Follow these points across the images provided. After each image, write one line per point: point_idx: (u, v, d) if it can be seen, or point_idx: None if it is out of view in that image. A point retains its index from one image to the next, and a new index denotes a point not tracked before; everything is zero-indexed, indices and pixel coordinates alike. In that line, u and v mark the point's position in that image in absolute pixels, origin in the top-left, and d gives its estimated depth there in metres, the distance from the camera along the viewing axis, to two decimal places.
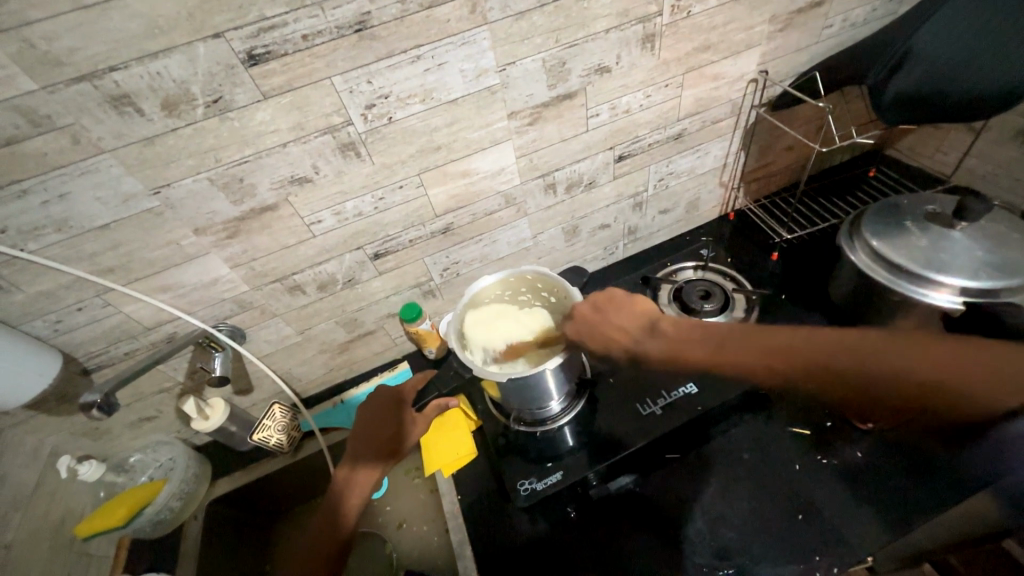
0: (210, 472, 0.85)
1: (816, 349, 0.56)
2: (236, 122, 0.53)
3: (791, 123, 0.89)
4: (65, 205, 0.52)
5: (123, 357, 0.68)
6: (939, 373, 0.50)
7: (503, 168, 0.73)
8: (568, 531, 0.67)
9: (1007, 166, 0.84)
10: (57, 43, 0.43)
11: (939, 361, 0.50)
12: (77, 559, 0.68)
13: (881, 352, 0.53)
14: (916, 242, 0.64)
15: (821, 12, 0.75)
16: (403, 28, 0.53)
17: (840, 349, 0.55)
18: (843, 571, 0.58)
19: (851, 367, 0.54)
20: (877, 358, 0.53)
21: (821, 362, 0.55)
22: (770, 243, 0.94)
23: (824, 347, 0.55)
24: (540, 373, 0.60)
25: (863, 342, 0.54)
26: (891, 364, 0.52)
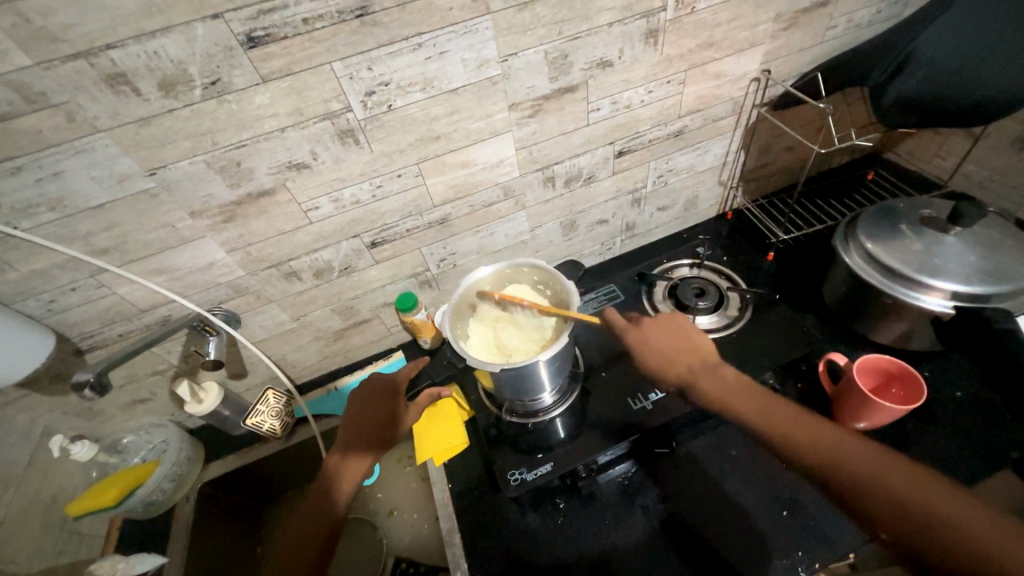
0: (203, 454, 0.85)
1: (823, 441, 0.53)
2: (234, 105, 0.53)
3: (792, 124, 0.89)
4: (60, 184, 0.52)
5: (116, 338, 0.68)
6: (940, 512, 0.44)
7: (503, 159, 0.73)
8: (556, 522, 0.68)
9: (1004, 172, 0.84)
10: (52, 19, 0.43)
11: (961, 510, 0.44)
12: (69, 537, 0.68)
13: (894, 471, 0.48)
14: (910, 247, 0.64)
15: (826, 13, 0.74)
16: (406, 15, 0.53)
17: (852, 447, 0.51)
18: (824, 566, 0.59)
19: (857, 471, 0.49)
20: (904, 480, 0.47)
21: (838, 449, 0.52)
22: (766, 242, 0.95)
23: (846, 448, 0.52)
24: (533, 365, 0.60)
25: (860, 443, 0.51)
26: (904, 493, 0.47)
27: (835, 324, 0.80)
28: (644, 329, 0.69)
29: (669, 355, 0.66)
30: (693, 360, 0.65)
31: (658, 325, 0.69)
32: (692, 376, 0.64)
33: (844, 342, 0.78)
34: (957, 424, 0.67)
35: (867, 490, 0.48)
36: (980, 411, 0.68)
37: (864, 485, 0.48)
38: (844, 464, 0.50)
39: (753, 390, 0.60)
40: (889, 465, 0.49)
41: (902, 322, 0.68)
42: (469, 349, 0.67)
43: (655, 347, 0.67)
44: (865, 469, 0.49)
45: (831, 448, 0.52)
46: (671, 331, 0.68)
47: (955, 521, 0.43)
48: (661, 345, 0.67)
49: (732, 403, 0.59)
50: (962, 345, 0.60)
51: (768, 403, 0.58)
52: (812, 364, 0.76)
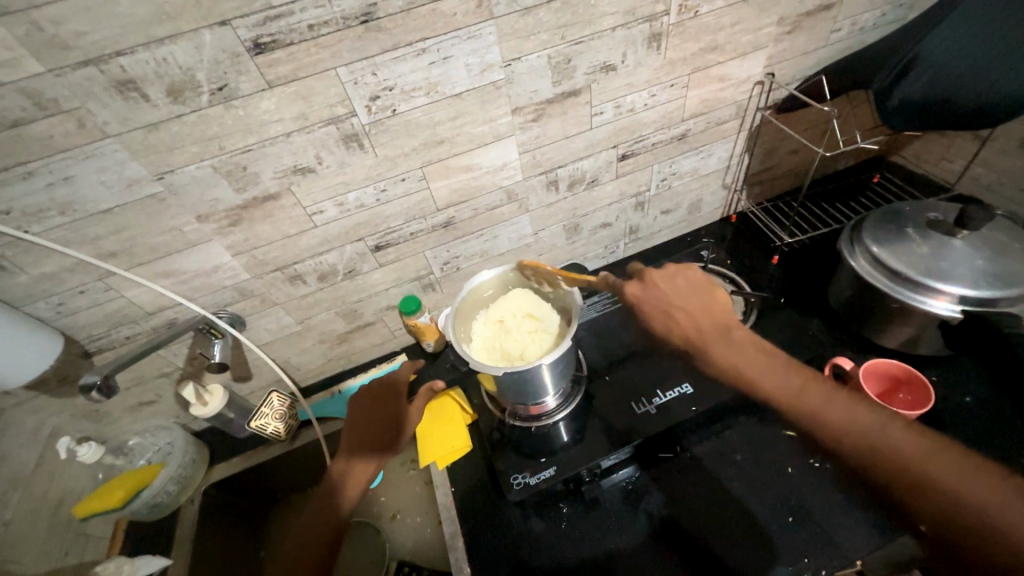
0: (208, 456, 0.85)
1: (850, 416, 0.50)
2: (240, 110, 0.53)
3: (797, 127, 0.89)
4: (70, 188, 0.53)
5: (123, 341, 0.69)
6: (985, 502, 0.41)
7: (506, 163, 0.73)
8: (559, 527, 0.67)
9: (1013, 176, 0.83)
10: (64, 27, 0.43)
11: (1017, 501, 0.40)
12: (75, 538, 0.69)
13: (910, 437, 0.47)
14: (917, 250, 0.64)
15: (830, 16, 0.74)
16: (410, 21, 0.53)
17: (891, 427, 0.48)
18: (831, 573, 0.59)
19: (859, 432, 0.49)
20: (950, 468, 0.44)
21: (873, 431, 0.48)
22: (771, 246, 0.94)
23: (875, 424, 0.49)
24: (537, 369, 0.60)
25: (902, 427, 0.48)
26: (952, 484, 0.43)
27: (841, 328, 0.80)
28: (656, 292, 0.65)
29: (676, 320, 0.64)
30: (704, 324, 0.62)
31: (671, 287, 0.65)
32: (700, 338, 0.62)
33: (851, 346, 0.77)
34: (966, 430, 0.67)
35: (911, 480, 0.45)
36: (990, 417, 0.67)
37: (873, 452, 0.47)
38: (876, 440, 0.48)
39: (773, 358, 0.58)
40: (926, 443, 0.46)
41: (909, 327, 0.67)
42: (475, 353, 0.67)
43: (659, 309, 0.65)
44: (902, 450, 0.46)
45: (864, 426, 0.49)
46: (681, 292, 0.65)
47: (1011, 519, 0.39)
48: (671, 310, 0.64)
49: (750, 372, 0.57)
50: (970, 350, 0.60)
51: (792, 373, 0.56)
52: (818, 368, 0.75)
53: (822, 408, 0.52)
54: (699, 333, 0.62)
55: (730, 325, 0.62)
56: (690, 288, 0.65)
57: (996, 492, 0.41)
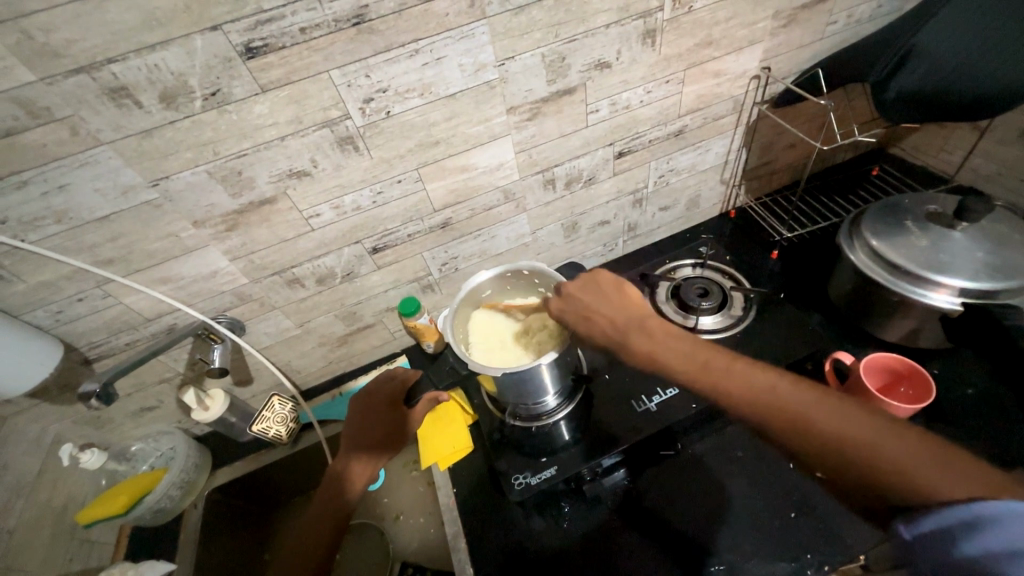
0: (212, 461, 0.85)
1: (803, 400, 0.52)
2: (234, 115, 0.53)
3: (794, 121, 0.89)
4: (65, 196, 0.53)
5: (123, 347, 0.69)
6: (882, 447, 0.42)
7: (502, 163, 0.73)
8: (561, 526, 0.67)
9: (1012, 166, 0.83)
10: (55, 35, 0.43)
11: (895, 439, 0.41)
12: (80, 544, 0.70)
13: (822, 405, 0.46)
14: (916, 244, 0.63)
15: (825, 9, 0.74)
16: (402, 22, 0.53)
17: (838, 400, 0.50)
18: (834, 568, 0.59)
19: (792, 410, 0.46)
20: (856, 423, 0.44)
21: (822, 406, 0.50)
22: (771, 241, 0.94)
23: (804, 394, 0.47)
24: (535, 369, 0.60)
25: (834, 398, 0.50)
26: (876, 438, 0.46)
27: (842, 323, 0.80)
28: (573, 293, 0.64)
29: (592, 317, 0.62)
30: (624, 322, 0.62)
31: (582, 291, 0.65)
32: (622, 336, 0.61)
33: (851, 340, 0.77)
34: (968, 422, 0.66)
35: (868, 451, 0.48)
36: (991, 409, 0.67)
37: (799, 423, 0.46)
38: (816, 424, 0.45)
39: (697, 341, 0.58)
40: (858, 414, 0.44)
41: (909, 320, 0.67)
42: (473, 356, 0.66)
43: (581, 314, 0.62)
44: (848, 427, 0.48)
45: (790, 399, 0.47)
46: (603, 295, 0.65)
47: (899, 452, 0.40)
48: (591, 312, 0.63)
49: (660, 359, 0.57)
50: (971, 343, 0.59)
51: (716, 356, 0.54)
52: (818, 363, 0.75)
53: (773, 391, 0.48)
54: (620, 330, 0.61)
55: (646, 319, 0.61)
56: (602, 286, 0.66)
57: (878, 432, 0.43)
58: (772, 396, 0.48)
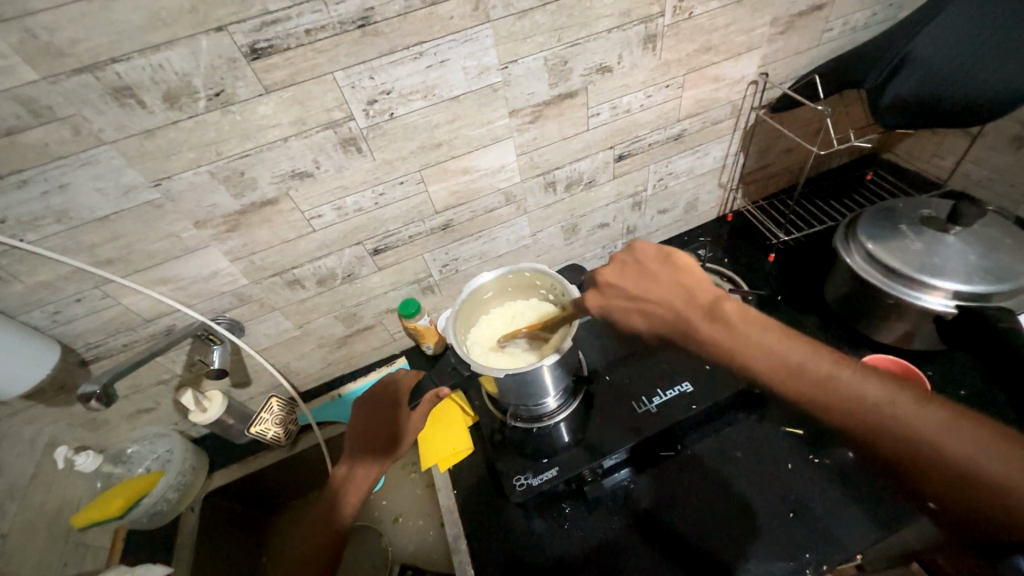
0: (209, 463, 0.85)
1: (861, 399, 0.49)
2: (238, 116, 0.53)
3: (791, 126, 0.90)
4: (66, 196, 0.52)
5: (121, 349, 0.68)
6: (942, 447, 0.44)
7: (504, 165, 0.73)
8: (561, 528, 0.68)
9: (1003, 172, 0.85)
10: (59, 34, 0.43)
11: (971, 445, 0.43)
12: (74, 548, 0.68)
13: (906, 409, 0.47)
14: (911, 246, 0.64)
15: (822, 16, 0.75)
16: (407, 25, 0.53)
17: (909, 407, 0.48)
18: (832, 567, 0.59)
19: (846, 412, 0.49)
20: (944, 434, 0.45)
21: (834, 379, 0.51)
22: (767, 244, 0.95)
23: (891, 400, 0.48)
24: (537, 370, 0.60)
25: (936, 411, 0.46)
26: (941, 445, 0.44)
27: (839, 325, 0.80)
28: (613, 284, 0.65)
29: (647, 304, 0.64)
30: (683, 310, 0.63)
31: (633, 279, 0.65)
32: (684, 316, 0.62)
33: (847, 342, 0.78)
34: None
35: (917, 457, 0.45)
36: (983, 410, 0.69)
37: (876, 428, 0.47)
38: (887, 423, 0.47)
39: (783, 339, 0.56)
40: (943, 422, 0.46)
41: (905, 322, 0.68)
42: (494, 366, 0.66)
43: (631, 305, 0.64)
44: (879, 416, 0.48)
45: (858, 399, 0.49)
46: (663, 276, 0.64)
47: (975, 463, 0.42)
48: (641, 297, 0.64)
49: (738, 348, 0.58)
50: (965, 344, 0.61)
51: (812, 355, 0.54)
52: None
53: (860, 394, 0.49)
54: (686, 319, 0.62)
55: (717, 300, 0.62)
56: (649, 262, 0.66)
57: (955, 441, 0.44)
58: (849, 397, 0.50)
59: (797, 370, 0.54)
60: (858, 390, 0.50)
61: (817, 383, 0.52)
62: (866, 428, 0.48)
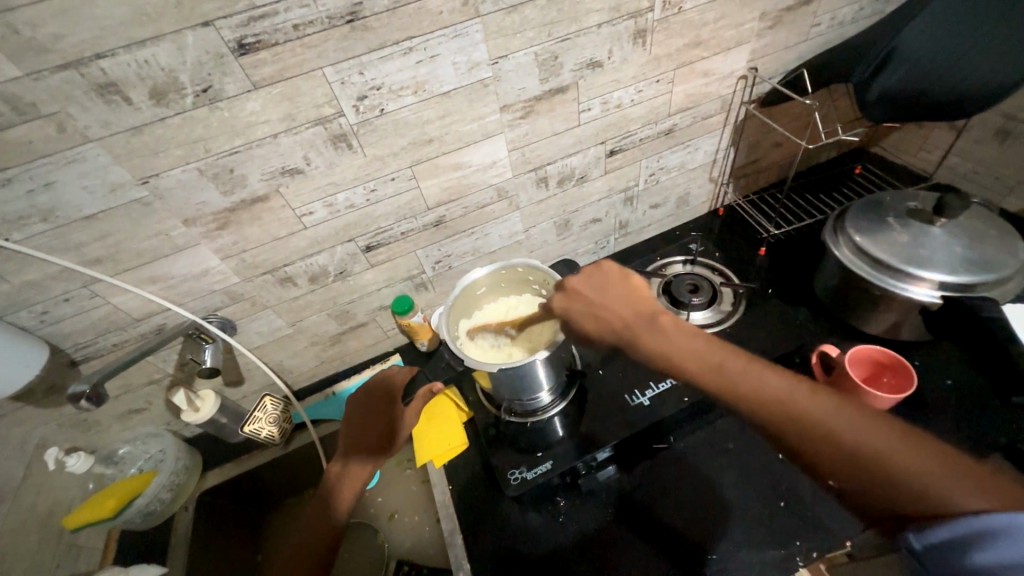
0: (201, 463, 0.85)
1: (762, 388, 0.47)
2: (226, 112, 0.53)
3: (780, 121, 0.91)
4: (52, 195, 0.52)
5: (111, 349, 0.68)
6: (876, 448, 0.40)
7: (496, 161, 0.73)
8: (555, 521, 0.68)
9: (988, 165, 0.86)
10: (42, 30, 0.43)
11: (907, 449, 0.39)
12: (66, 550, 0.68)
13: (828, 407, 0.44)
14: (898, 239, 0.65)
15: (809, 10, 0.76)
16: (396, 20, 0.53)
17: (807, 392, 0.46)
18: (822, 555, 0.60)
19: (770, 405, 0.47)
20: (873, 435, 0.41)
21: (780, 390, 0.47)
22: (758, 238, 0.96)
23: (816, 401, 0.45)
24: (531, 364, 0.60)
25: (830, 395, 0.45)
26: (834, 426, 0.43)
27: (829, 317, 0.81)
28: (580, 293, 0.62)
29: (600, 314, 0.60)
30: (630, 318, 0.59)
31: (592, 287, 0.63)
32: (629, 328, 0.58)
33: (836, 334, 0.79)
34: (946, 411, 0.69)
35: (811, 437, 0.43)
36: (969, 399, 0.70)
37: (806, 430, 0.43)
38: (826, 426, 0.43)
39: (688, 335, 0.55)
40: (862, 417, 0.42)
41: (892, 313, 0.69)
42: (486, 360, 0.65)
43: (588, 313, 0.60)
44: (814, 417, 0.44)
45: (791, 400, 0.45)
46: (604, 286, 0.62)
47: (906, 464, 0.38)
48: (597, 309, 0.60)
49: (671, 355, 0.54)
50: (953, 335, 0.62)
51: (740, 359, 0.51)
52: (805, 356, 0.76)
53: (786, 396, 0.46)
54: (630, 327, 0.58)
55: (655, 312, 0.58)
56: (606, 279, 0.63)
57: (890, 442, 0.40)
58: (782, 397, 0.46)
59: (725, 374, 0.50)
60: (777, 389, 0.47)
61: (747, 383, 0.48)
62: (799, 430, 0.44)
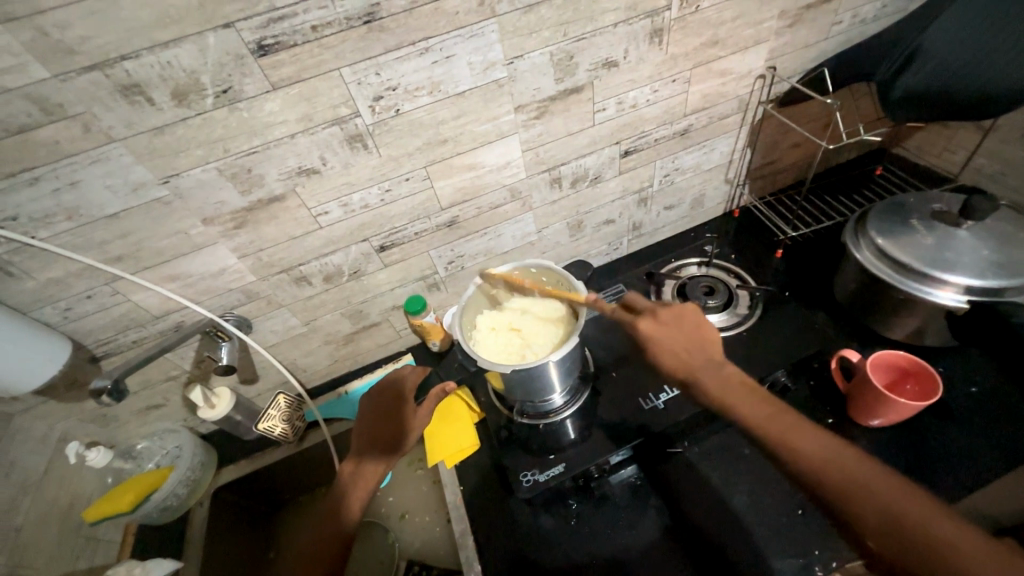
0: (217, 459, 0.86)
1: (817, 449, 0.49)
2: (245, 112, 0.53)
3: (799, 121, 0.89)
4: (76, 193, 0.53)
5: (131, 345, 0.69)
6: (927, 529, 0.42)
7: (510, 161, 0.73)
8: (568, 525, 0.68)
9: (1016, 165, 0.83)
10: (69, 32, 0.44)
11: (962, 540, 0.40)
12: (86, 542, 0.69)
13: (883, 483, 0.45)
14: (922, 241, 0.64)
15: (830, 9, 0.74)
16: (412, 20, 0.53)
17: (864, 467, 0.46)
18: (841, 565, 0.59)
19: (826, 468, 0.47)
20: (924, 518, 0.42)
21: (841, 459, 0.47)
22: (775, 240, 0.94)
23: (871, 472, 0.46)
24: (544, 366, 0.60)
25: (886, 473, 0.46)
26: (893, 506, 0.44)
27: (848, 322, 0.80)
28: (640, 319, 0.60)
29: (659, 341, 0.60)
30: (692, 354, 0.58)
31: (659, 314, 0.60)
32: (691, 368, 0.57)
33: (857, 339, 0.77)
34: (972, 419, 0.67)
35: (863, 512, 0.44)
36: (995, 407, 0.68)
37: (855, 498, 0.45)
38: (875, 500, 0.44)
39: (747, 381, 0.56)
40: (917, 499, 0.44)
41: (915, 318, 0.67)
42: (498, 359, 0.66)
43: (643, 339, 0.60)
44: (868, 489, 0.45)
45: (850, 469, 0.46)
46: (675, 323, 0.60)
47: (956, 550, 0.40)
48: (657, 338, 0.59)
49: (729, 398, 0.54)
50: (978, 340, 0.61)
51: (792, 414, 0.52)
52: (824, 361, 0.74)
53: (843, 464, 0.47)
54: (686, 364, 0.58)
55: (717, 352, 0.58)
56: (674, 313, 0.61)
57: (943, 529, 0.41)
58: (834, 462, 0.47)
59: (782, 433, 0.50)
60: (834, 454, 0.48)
61: (805, 445, 0.49)
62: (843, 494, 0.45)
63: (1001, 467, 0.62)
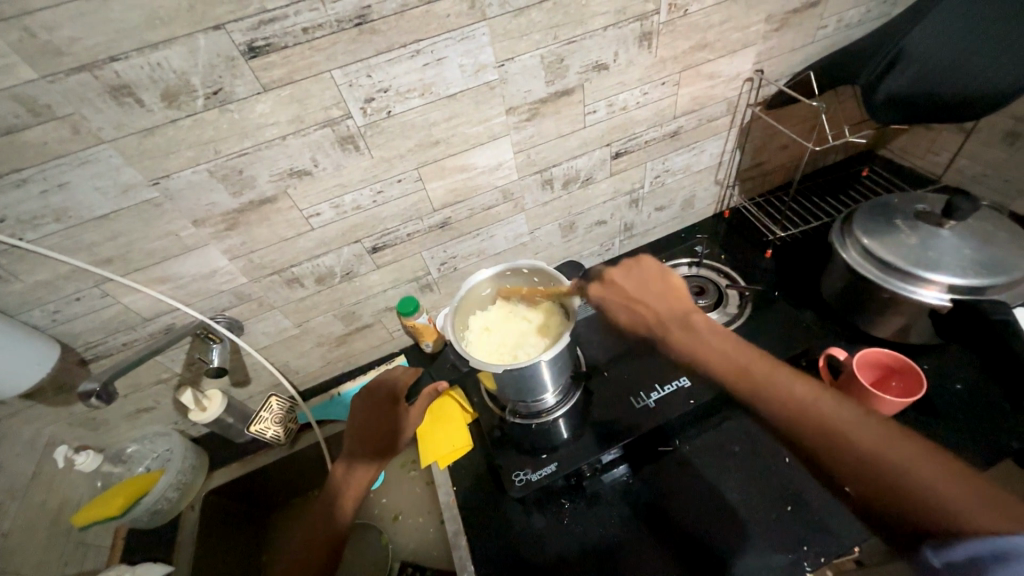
0: (208, 462, 0.85)
1: (789, 390, 0.51)
2: (236, 114, 0.53)
3: (786, 123, 0.90)
4: (64, 195, 0.52)
5: (120, 348, 0.69)
6: (884, 454, 0.44)
7: (501, 163, 0.73)
8: (560, 524, 0.68)
9: (998, 166, 0.85)
10: (58, 33, 0.43)
11: (922, 461, 0.42)
12: (75, 548, 0.68)
13: (848, 416, 0.48)
14: (906, 241, 0.65)
15: (815, 13, 0.76)
16: (403, 23, 0.54)
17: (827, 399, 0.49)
18: (829, 560, 0.59)
19: (789, 405, 0.50)
20: (886, 444, 0.44)
21: (807, 397, 0.50)
22: (763, 241, 0.96)
23: (834, 404, 0.49)
24: (535, 366, 0.60)
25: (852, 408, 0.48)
26: (855, 435, 0.46)
27: (835, 322, 0.81)
28: (617, 283, 0.68)
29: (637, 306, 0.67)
30: (666, 316, 0.65)
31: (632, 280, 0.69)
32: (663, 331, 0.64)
33: (844, 337, 0.79)
34: (956, 415, 0.68)
35: (826, 443, 0.47)
36: (978, 403, 0.69)
37: (821, 429, 0.48)
38: (842, 433, 0.47)
39: (739, 345, 0.58)
40: (881, 428, 0.46)
41: (901, 316, 0.69)
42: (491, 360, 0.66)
43: (622, 301, 0.67)
44: (832, 419, 0.48)
45: (814, 404, 0.49)
46: (647, 287, 0.68)
47: (915, 470, 0.42)
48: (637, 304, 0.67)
49: (705, 352, 0.59)
50: (960, 338, 0.61)
51: (757, 356, 0.56)
52: (812, 359, 0.75)
53: (808, 398, 0.50)
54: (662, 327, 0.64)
55: (689, 312, 0.64)
56: (644, 276, 0.69)
57: (902, 452, 0.44)
58: (798, 397, 0.50)
59: (751, 376, 0.54)
60: (796, 390, 0.51)
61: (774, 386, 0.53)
62: (807, 426, 0.48)
63: (983, 462, 0.63)
